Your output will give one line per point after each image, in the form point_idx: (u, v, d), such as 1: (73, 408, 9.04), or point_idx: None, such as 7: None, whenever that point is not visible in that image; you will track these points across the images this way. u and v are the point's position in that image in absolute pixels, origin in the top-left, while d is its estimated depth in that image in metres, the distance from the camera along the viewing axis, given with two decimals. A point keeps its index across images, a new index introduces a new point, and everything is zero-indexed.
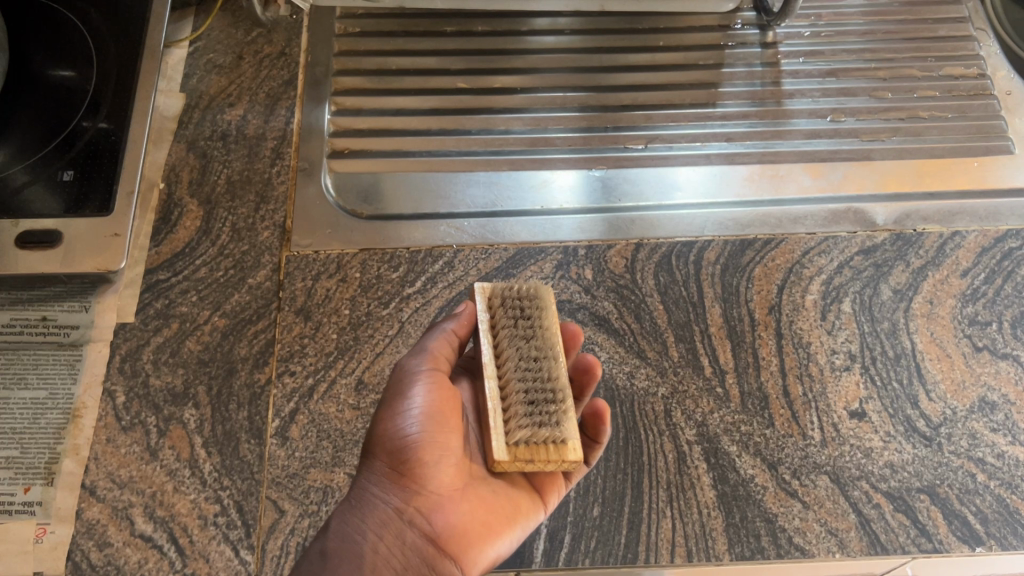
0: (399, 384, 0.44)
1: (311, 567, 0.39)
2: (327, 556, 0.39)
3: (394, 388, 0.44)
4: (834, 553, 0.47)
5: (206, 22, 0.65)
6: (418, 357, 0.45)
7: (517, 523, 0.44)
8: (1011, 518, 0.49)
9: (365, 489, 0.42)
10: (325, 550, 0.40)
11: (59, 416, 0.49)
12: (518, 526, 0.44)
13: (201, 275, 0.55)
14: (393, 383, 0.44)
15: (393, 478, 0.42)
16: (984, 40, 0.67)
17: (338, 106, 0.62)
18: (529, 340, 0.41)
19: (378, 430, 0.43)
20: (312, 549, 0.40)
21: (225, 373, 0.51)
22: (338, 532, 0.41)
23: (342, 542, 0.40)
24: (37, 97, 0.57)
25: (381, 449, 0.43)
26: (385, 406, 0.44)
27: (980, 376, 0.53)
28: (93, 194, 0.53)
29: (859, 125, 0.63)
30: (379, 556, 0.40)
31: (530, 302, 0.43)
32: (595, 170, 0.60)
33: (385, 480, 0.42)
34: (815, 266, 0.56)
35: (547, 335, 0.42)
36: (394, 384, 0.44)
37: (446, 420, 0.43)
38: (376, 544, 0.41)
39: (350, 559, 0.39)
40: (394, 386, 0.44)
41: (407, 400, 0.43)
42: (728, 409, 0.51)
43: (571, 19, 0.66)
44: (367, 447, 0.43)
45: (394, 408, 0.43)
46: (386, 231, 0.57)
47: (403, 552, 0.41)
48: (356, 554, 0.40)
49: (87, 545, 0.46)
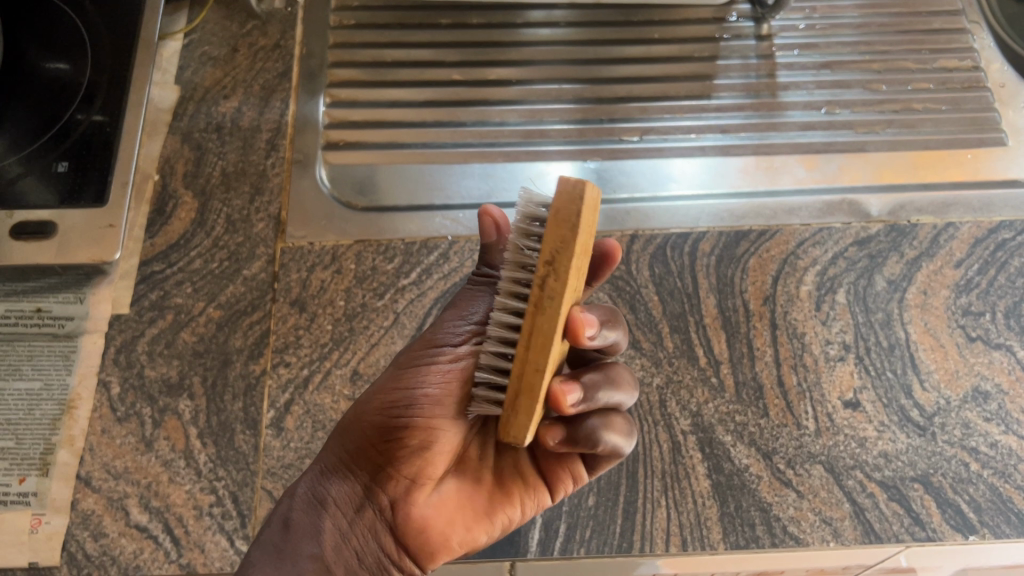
0: (421, 356, 0.42)
1: (272, 535, 0.40)
2: (287, 527, 0.40)
3: (415, 355, 0.43)
4: (828, 542, 0.48)
5: (201, 14, 0.65)
6: (455, 323, 0.43)
7: (485, 522, 0.45)
8: (1004, 507, 0.49)
9: (339, 461, 0.42)
10: (289, 521, 0.40)
11: (54, 407, 0.49)
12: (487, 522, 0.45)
13: (196, 266, 0.54)
14: (414, 349, 0.43)
15: (367, 456, 0.42)
16: (979, 33, 0.67)
17: (333, 99, 0.62)
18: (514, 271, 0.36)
19: (373, 399, 0.42)
20: (274, 518, 0.41)
21: (219, 364, 0.51)
22: (305, 503, 0.41)
23: (306, 512, 0.41)
24: (31, 89, 0.57)
25: (366, 421, 0.42)
26: (388, 381, 0.43)
27: (973, 366, 0.53)
28: (88, 186, 0.53)
29: (853, 117, 0.63)
30: (340, 533, 0.41)
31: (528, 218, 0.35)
32: (589, 162, 0.60)
33: (362, 453, 0.42)
34: (810, 257, 0.56)
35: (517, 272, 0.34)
36: (416, 352, 0.43)
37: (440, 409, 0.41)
38: (337, 519, 0.41)
39: (313, 534, 0.40)
40: (416, 355, 0.42)
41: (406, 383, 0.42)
42: (723, 399, 0.51)
43: (566, 11, 0.66)
44: (354, 416, 0.43)
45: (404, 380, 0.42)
46: (380, 223, 0.57)
47: (361, 532, 0.41)
48: (319, 527, 0.40)
49: (82, 536, 0.46)
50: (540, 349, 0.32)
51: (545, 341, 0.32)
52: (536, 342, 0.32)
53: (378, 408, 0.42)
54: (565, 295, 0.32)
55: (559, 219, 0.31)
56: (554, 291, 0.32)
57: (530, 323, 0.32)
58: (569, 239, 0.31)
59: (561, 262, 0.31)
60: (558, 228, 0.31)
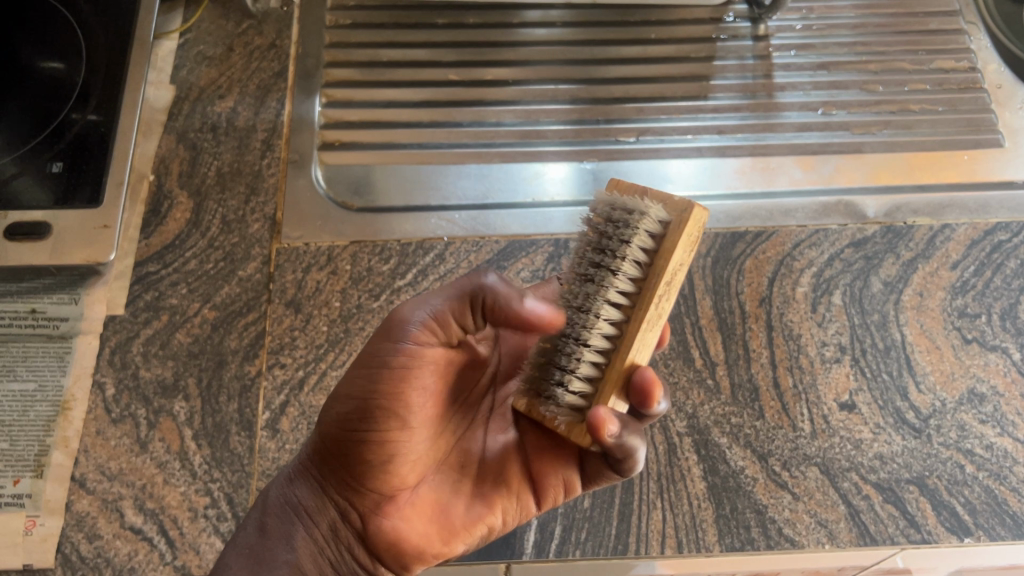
0: (375, 352, 0.40)
1: (248, 539, 0.41)
2: (263, 533, 0.41)
3: (371, 348, 0.40)
4: (823, 544, 0.48)
5: (196, 14, 0.64)
6: (412, 312, 0.40)
7: (463, 535, 0.45)
8: (999, 508, 0.49)
9: (307, 471, 0.43)
10: (263, 527, 0.42)
11: (47, 409, 0.49)
12: (464, 534, 0.45)
13: (191, 267, 0.54)
14: (373, 340, 0.41)
15: (334, 469, 0.42)
16: (975, 34, 0.67)
17: (329, 99, 0.62)
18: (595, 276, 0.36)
19: (333, 405, 0.41)
20: (251, 521, 0.42)
21: (214, 366, 0.51)
22: (279, 510, 0.42)
23: (279, 519, 0.42)
24: (24, 89, 0.57)
25: (326, 431, 0.41)
26: (344, 384, 0.40)
27: (968, 367, 0.53)
28: (82, 187, 0.53)
29: (850, 118, 0.63)
30: (313, 542, 0.42)
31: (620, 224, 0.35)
32: (586, 162, 0.60)
33: (329, 464, 0.42)
34: (805, 258, 0.56)
35: (622, 282, 0.35)
36: (373, 344, 0.40)
37: (399, 423, 0.40)
38: (310, 527, 0.42)
39: (287, 541, 0.41)
40: (371, 349, 0.40)
41: (362, 388, 0.40)
42: (718, 401, 0.51)
43: (563, 11, 0.66)
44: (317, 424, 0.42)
45: (356, 385, 0.40)
46: (376, 223, 0.57)
47: (332, 540, 0.42)
48: (292, 536, 0.42)
49: (77, 538, 0.46)
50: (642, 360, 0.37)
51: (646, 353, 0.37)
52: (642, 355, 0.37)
53: (336, 417, 0.41)
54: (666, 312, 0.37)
55: (685, 239, 0.35)
56: (663, 306, 0.36)
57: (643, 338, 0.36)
58: (684, 258, 0.36)
59: (673, 286, 0.36)
60: (682, 250, 0.35)
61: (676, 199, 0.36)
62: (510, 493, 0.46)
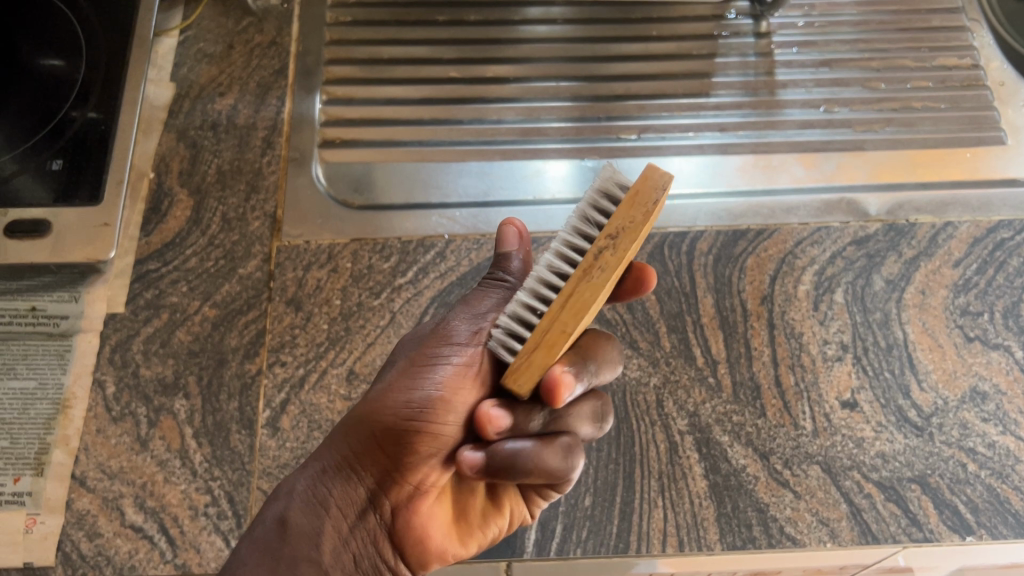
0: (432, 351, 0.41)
1: (269, 535, 0.38)
2: (286, 527, 0.39)
3: (424, 351, 0.42)
4: (824, 543, 0.47)
5: (197, 11, 0.64)
6: (460, 319, 0.42)
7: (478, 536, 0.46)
8: (1001, 507, 0.49)
9: (343, 461, 0.41)
10: (286, 521, 0.39)
11: (48, 407, 0.49)
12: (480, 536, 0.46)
13: (192, 265, 0.54)
14: (424, 346, 0.42)
15: (375, 460, 0.40)
16: (977, 31, 0.67)
17: (329, 97, 0.62)
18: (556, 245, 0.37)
19: (381, 398, 0.40)
20: (271, 515, 0.40)
21: (214, 364, 0.51)
22: (305, 502, 0.40)
23: (306, 511, 0.39)
24: (25, 86, 0.57)
25: (374, 421, 0.40)
26: (397, 379, 0.41)
27: (970, 366, 0.53)
28: (83, 184, 0.53)
29: (852, 115, 0.63)
30: (339, 536, 0.40)
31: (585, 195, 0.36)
32: (587, 160, 0.60)
33: (369, 456, 0.40)
34: (807, 256, 0.56)
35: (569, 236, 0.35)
36: (427, 348, 0.42)
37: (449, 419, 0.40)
38: (338, 519, 0.40)
39: (314, 537, 0.39)
40: (427, 352, 0.41)
41: (417, 383, 0.40)
42: (720, 399, 0.51)
43: (564, 8, 0.66)
44: (359, 414, 0.41)
45: (411, 381, 0.40)
46: (377, 221, 0.57)
47: (360, 535, 0.41)
48: (319, 530, 0.39)
49: (77, 536, 0.46)
50: (576, 311, 0.34)
51: (555, 346, 0.33)
52: (575, 303, 0.34)
53: (390, 408, 0.40)
54: (619, 266, 0.34)
55: (634, 203, 0.34)
56: (610, 258, 0.34)
57: (557, 309, 0.34)
58: (631, 231, 0.34)
59: (621, 237, 0.34)
60: (624, 220, 0.34)
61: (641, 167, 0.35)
62: (517, 495, 0.47)
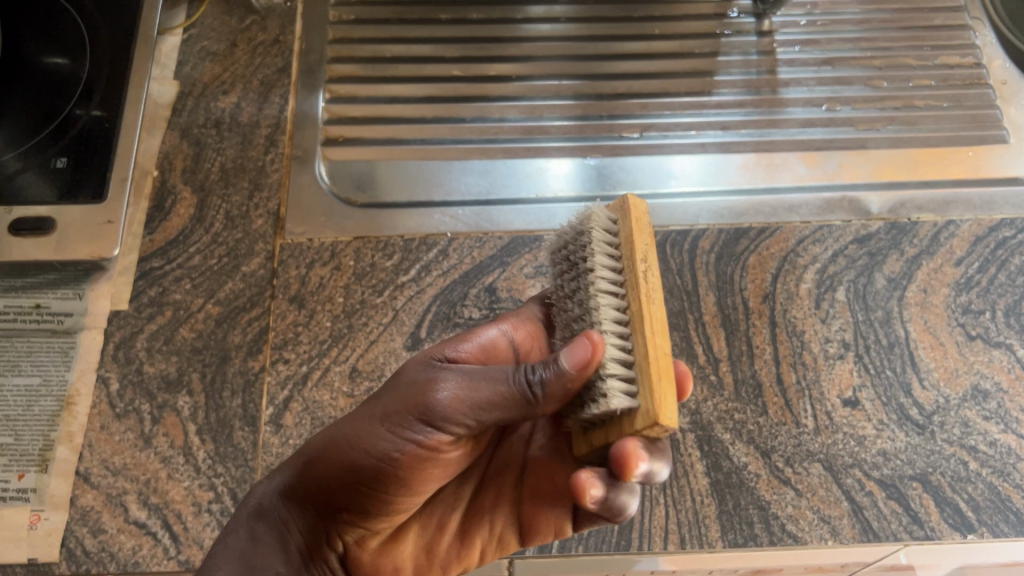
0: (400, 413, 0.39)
1: (237, 541, 0.41)
2: (256, 539, 0.41)
3: (397, 406, 0.39)
4: (826, 540, 0.48)
5: (200, 9, 0.64)
6: (447, 382, 0.38)
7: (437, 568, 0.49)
8: (1002, 505, 0.49)
9: (301, 489, 0.42)
10: (255, 534, 0.41)
11: (53, 403, 0.49)
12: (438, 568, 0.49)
13: (195, 262, 0.54)
14: (401, 398, 0.39)
15: (329, 495, 0.41)
16: (980, 29, 0.67)
17: (333, 95, 0.62)
18: (579, 292, 0.38)
19: (343, 443, 0.40)
20: (240, 519, 0.42)
21: (218, 361, 0.51)
22: (270, 518, 0.42)
23: (269, 526, 0.42)
24: (29, 84, 0.57)
25: (331, 462, 0.40)
26: (361, 426, 0.40)
27: (972, 364, 0.53)
28: (87, 182, 0.53)
29: (854, 114, 0.63)
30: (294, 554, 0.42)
31: (580, 240, 0.39)
32: (590, 158, 0.60)
33: (324, 492, 0.41)
34: (810, 254, 0.56)
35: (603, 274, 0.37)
36: (402, 409, 0.39)
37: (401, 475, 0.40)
38: (294, 538, 0.42)
39: (273, 551, 0.42)
40: (401, 414, 0.39)
41: (376, 438, 0.39)
42: (722, 397, 0.51)
43: (567, 7, 0.66)
44: (319, 452, 0.41)
45: (370, 436, 0.39)
46: (380, 219, 0.57)
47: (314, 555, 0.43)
48: (279, 545, 0.42)
49: (81, 532, 0.46)
50: (660, 332, 0.36)
51: (666, 368, 0.35)
52: (657, 325, 0.36)
53: (348, 459, 0.40)
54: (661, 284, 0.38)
55: (640, 230, 0.38)
56: (650, 277, 0.37)
57: (652, 336, 0.36)
58: (649, 251, 0.38)
59: (651, 261, 0.38)
60: (643, 242, 0.38)
61: (613, 203, 0.40)
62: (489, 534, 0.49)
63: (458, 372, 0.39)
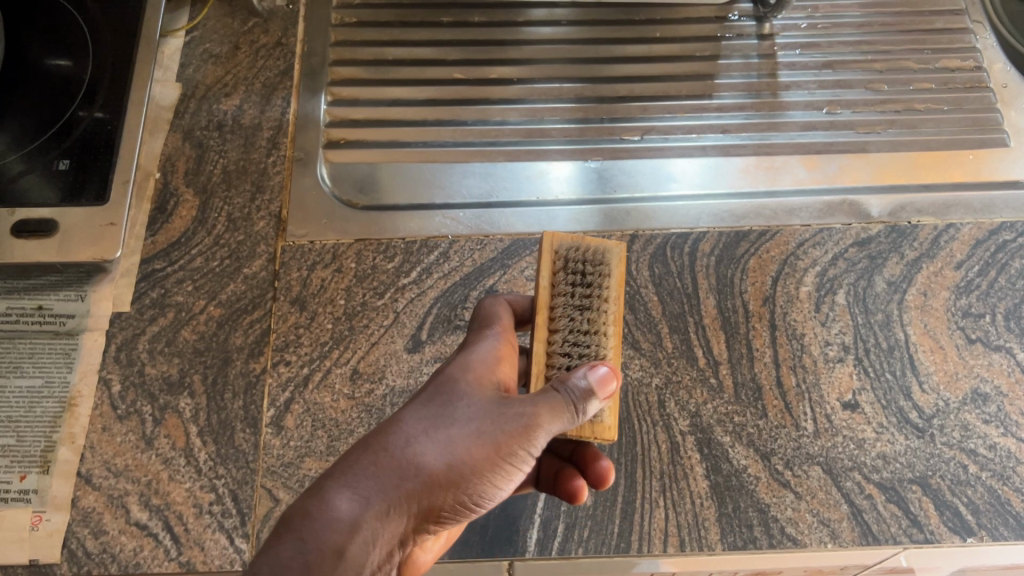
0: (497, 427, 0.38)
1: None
2: (342, 561, 0.33)
3: (490, 421, 0.38)
4: (825, 543, 0.48)
5: (203, 12, 0.65)
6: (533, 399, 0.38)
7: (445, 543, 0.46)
8: (1002, 509, 0.49)
9: (397, 502, 0.36)
10: (345, 552, 0.33)
11: (55, 405, 0.50)
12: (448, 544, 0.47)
13: (197, 264, 0.55)
14: (492, 414, 0.38)
15: (417, 511, 0.37)
16: (981, 33, 0.67)
17: (335, 98, 0.62)
18: (588, 311, 0.40)
19: (442, 455, 0.37)
20: (308, 544, 0.33)
21: (219, 363, 0.51)
22: (362, 534, 0.34)
23: (364, 547, 0.34)
24: (33, 86, 0.57)
25: (429, 476, 0.36)
26: (453, 439, 0.37)
27: (972, 367, 0.53)
28: (90, 184, 0.53)
29: (855, 117, 0.63)
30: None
31: (596, 267, 0.41)
32: (591, 161, 0.60)
33: (416, 507, 0.36)
34: (810, 257, 0.56)
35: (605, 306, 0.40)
36: (495, 422, 0.38)
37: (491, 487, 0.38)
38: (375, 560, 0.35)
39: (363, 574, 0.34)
40: (495, 427, 0.38)
41: (476, 450, 0.37)
42: (722, 400, 0.51)
43: (568, 10, 0.66)
44: (418, 463, 0.36)
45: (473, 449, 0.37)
46: (381, 221, 0.57)
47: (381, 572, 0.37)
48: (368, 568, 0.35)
49: (83, 533, 0.47)
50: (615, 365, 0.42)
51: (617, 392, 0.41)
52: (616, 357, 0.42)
53: (450, 471, 0.37)
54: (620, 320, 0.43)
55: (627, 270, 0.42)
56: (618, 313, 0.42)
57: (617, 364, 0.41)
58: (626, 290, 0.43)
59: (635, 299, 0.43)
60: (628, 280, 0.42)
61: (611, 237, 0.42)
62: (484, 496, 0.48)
63: (529, 398, 0.37)
